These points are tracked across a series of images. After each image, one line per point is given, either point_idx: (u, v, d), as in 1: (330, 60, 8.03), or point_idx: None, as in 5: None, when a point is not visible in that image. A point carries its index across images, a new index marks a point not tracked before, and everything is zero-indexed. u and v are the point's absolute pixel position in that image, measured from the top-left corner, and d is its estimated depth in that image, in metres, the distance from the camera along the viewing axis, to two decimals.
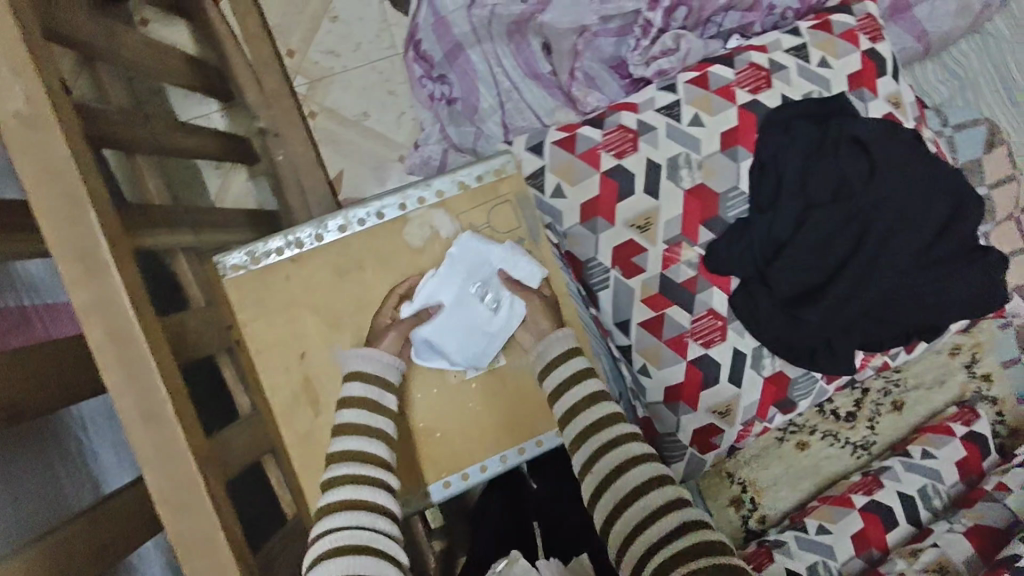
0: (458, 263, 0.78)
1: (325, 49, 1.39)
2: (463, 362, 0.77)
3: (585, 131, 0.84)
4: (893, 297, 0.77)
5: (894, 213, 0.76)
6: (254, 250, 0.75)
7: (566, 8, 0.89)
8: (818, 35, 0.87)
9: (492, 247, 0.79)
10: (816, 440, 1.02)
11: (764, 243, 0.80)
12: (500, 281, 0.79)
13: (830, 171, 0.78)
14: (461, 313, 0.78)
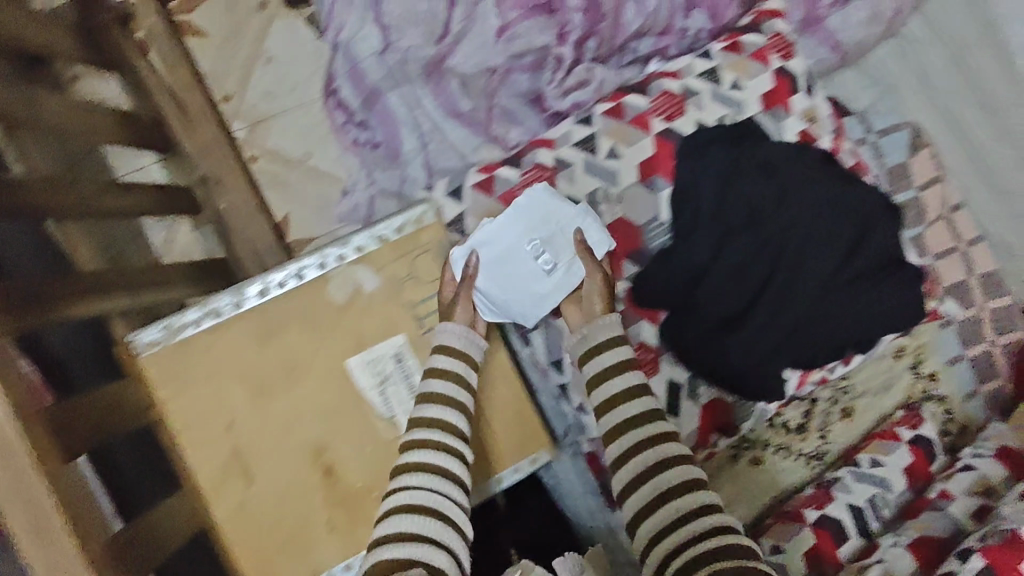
0: (523, 217, 0.80)
1: (260, 93, 1.37)
2: (513, 314, 0.81)
3: (502, 172, 0.84)
4: (813, 317, 0.78)
5: (808, 234, 0.77)
6: (170, 324, 0.73)
7: (475, 50, 0.87)
8: (730, 56, 0.88)
9: (563, 207, 0.80)
10: (769, 454, 1.01)
11: (685, 271, 0.79)
12: (565, 243, 0.81)
13: (741, 198, 0.78)
14: (518, 268, 0.81)
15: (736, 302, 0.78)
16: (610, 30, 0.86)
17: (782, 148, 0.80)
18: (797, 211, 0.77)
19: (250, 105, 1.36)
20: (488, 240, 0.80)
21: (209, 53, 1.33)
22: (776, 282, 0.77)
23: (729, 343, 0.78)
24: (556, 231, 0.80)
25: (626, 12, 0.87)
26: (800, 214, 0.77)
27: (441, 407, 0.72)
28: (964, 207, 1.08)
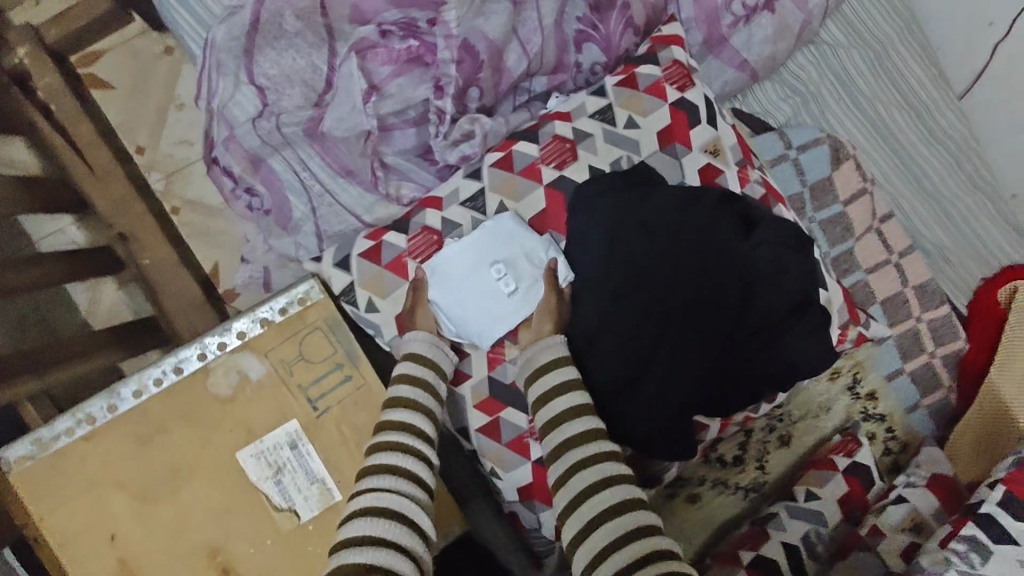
0: (486, 236, 0.77)
1: (175, 140, 1.33)
2: (469, 333, 0.77)
3: (389, 238, 0.80)
4: (712, 373, 0.75)
5: (697, 291, 0.74)
6: (41, 437, 0.70)
7: (342, 116, 0.83)
8: (623, 92, 0.84)
9: (526, 232, 0.77)
10: (706, 490, 0.97)
11: (575, 338, 0.77)
12: (524, 268, 0.77)
13: (626, 258, 0.75)
14: (477, 288, 0.77)
15: (631, 368, 0.75)
16: (491, 79, 0.83)
17: (666, 200, 0.76)
18: (687, 269, 0.74)
19: (166, 154, 1.32)
20: (452, 256, 0.77)
21: (117, 109, 1.31)
22: (672, 343, 0.74)
23: (629, 409, 0.76)
24: (518, 255, 0.77)
25: (508, 56, 0.83)
26: (687, 271, 0.74)
27: (411, 411, 0.70)
28: (893, 216, 1.04)
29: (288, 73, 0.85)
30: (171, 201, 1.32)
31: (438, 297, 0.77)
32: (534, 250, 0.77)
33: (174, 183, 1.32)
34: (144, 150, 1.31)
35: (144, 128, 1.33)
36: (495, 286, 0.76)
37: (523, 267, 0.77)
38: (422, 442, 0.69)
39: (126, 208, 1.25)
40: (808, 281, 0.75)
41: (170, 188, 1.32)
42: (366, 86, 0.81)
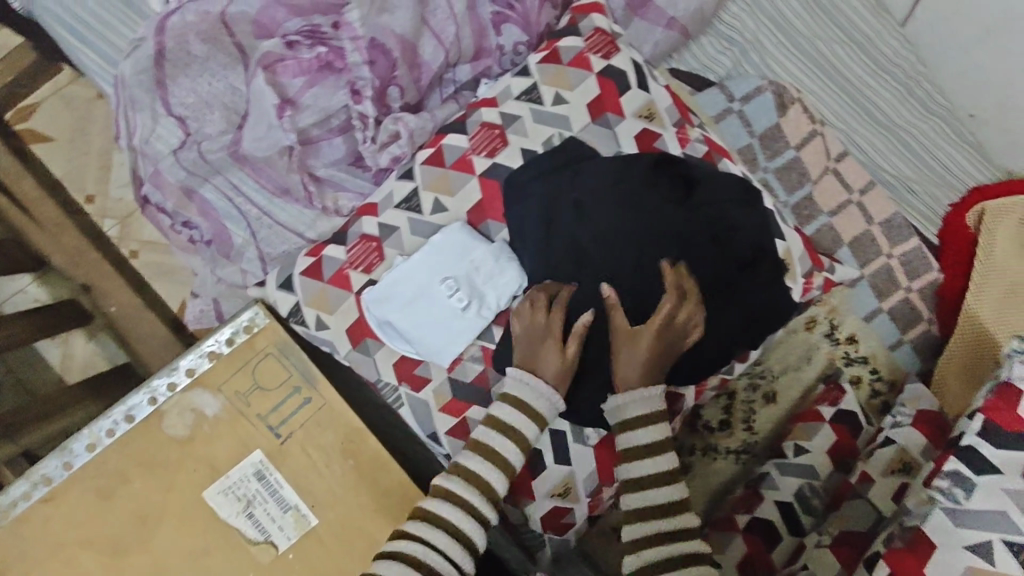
0: (436, 252, 0.72)
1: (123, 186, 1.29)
2: (426, 352, 0.73)
3: (329, 251, 0.78)
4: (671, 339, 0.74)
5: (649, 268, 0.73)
6: (1, 504, 0.69)
7: (261, 137, 0.81)
8: (547, 68, 0.81)
9: (477, 243, 0.73)
10: (696, 459, 0.96)
11: None
12: (477, 281, 0.73)
13: (565, 241, 0.74)
14: (430, 307, 0.72)
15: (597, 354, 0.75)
16: (408, 75, 0.80)
17: (601, 172, 0.75)
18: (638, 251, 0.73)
19: (117, 199, 1.29)
20: (402, 274, 0.72)
21: (60, 159, 1.28)
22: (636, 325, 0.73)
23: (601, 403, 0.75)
24: (470, 270, 0.72)
25: (421, 51, 0.81)
26: (636, 248, 0.73)
27: (468, 485, 0.68)
28: (849, 153, 1.02)
29: (205, 98, 0.84)
30: (129, 244, 1.28)
31: (389, 318, 0.73)
32: (486, 263, 0.73)
33: (128, 229, 1.29)
34: (93, 198, 1.27)
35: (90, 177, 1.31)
36: (448, 304, 0.72)
37: (475, 281, 0.73)
38: (472, 521, 0.66)
39: (82, 261, 1.26)
40: (756, 234, 0.77)
41: (125, 233, 1.29)
42: (279, 99, 0.79)
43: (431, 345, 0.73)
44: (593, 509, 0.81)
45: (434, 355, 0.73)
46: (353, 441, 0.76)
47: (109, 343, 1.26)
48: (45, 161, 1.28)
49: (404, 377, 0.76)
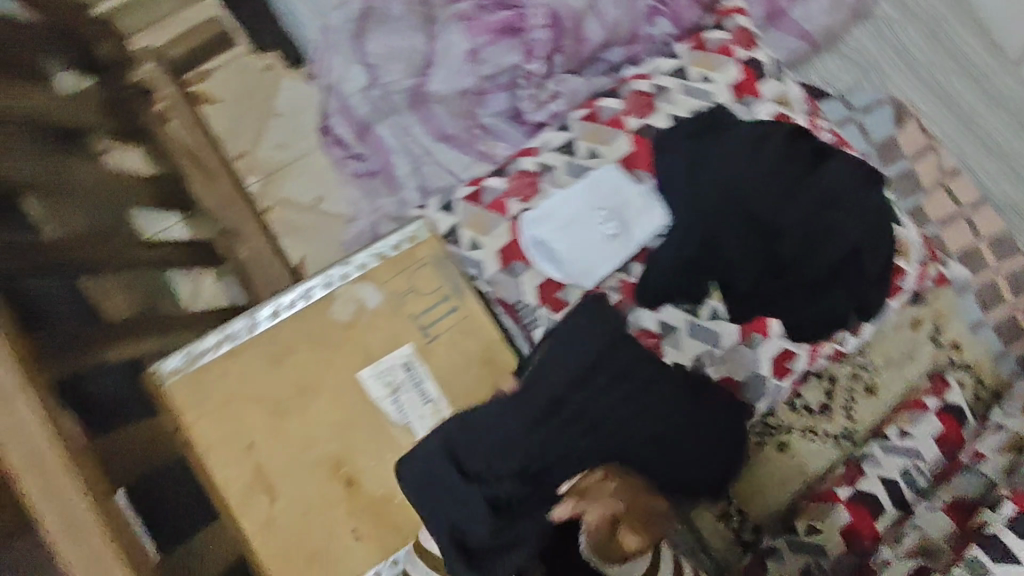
0: (592, 186, 0.83)
1: (272, 146, 1.51)
2: (571, 271, 0.82)
3: (488, 183, 0.87)
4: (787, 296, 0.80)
5: (781, 295, 0.80)
6: (189, 352, 0.79)
7: (448, 77, 0.93)
8: (696, 54, 0.90)
9: (628, 184, 0.83)
10: (795, 438, 0.99)
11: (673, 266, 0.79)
12: (627, 215, 0.82)
13: (711, 185, 0.78)
14: (582, 232, 0.82)
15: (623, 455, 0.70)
16: (573, 46, 0.92)
17: (732, 151, 0.79)
18: (772, 278, 0.79)
19: (264, 158, 1.50)
20: (559, 200, 0.83)
21: (224, 118, 1.50)
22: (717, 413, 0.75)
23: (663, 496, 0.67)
24: (621, 204, 0.82)
25: (587, 27, 0.93)
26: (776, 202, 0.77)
27: None
28: (961, 172, 1.07)
29: (396, 51, 0.96)
30: (266, 200, 1.49)
31: (544, 238, 0.83)
32: (635, 201, 0.82)
33: (269, 185, 1.49)
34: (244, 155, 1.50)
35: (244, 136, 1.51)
36: (599, 231, 0.81)
37: (624, 215, 0.82)
38: None
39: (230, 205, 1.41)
40: (878, 215, 0.80)
41: (265, 189, 1.50)
42: (468, 48, 0.92)
43: (577, 266, 0.82)
44: None
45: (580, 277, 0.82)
46: (491, 351, 0.83)
47: (232, 284, 1.44)
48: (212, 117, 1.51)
49: (543, 293, 0.84)
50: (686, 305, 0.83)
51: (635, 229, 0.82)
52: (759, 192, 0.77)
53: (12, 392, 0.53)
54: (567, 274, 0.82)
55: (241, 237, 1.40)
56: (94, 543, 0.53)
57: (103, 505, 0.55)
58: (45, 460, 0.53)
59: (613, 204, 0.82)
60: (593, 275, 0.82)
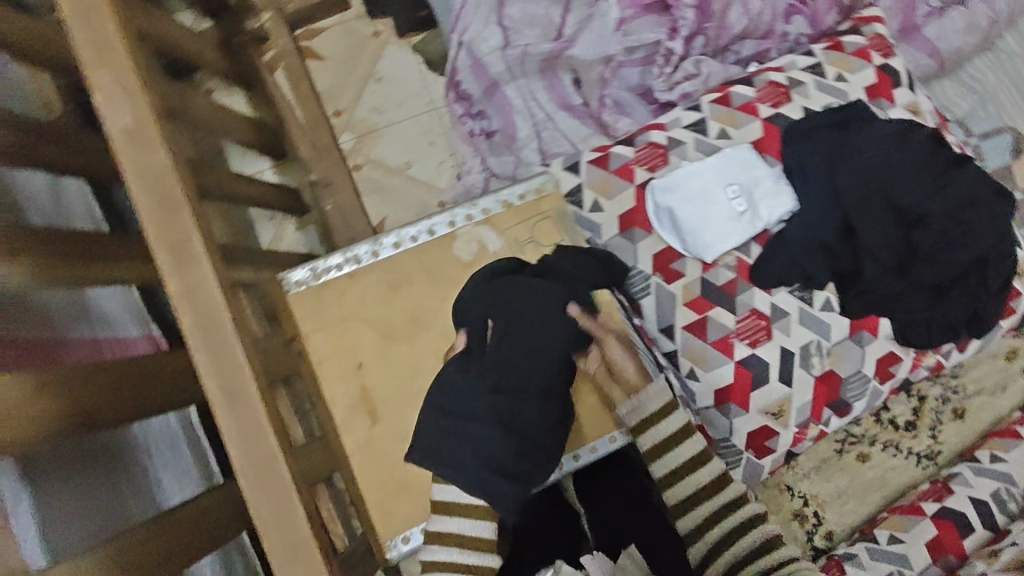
0: (725, 162, 0.84)
1: (371, 107, 1.46)
2: (696, 243, 0.83)
3: (616, 150, 0.89)
4: (913, 287, 0.81)
5: (906, 286, 0.81)
6: (315, 267, 0.82)
7: (593, 42, 0.95)
8: (832, 54, 0.92)
9: (760, 165, 0.84)
10: (877, 451, 0.98)
11: (806, 245, 0.82)
12: (757, 194, 0.83)
13: (857, 169, 0.81)
14: (712, 205, 0.83)
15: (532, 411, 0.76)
16: (715, 28, 0.94)
17: (882, 145, 0.81)
18: (901, 270, 0.80)
19: (361, 117, 1.45)
20: (690, 173, 0.84)
21: (327, 76, 1.46)
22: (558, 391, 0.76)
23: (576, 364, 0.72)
24: (752, 183, 0.83)
25: (730, 15, 0.94)
26: (915, 192, 0.79)
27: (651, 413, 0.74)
28: None
29: (533, 16, 0.97)
30: (356, 157, 1.44)
31: (672, 207, 0.84)
32: (766, 181, 0.83)
33: (362, 144, 1.44)
34: (342, 113, 1.44)
35: (343, 96, 1.46)
36: (728, 206, 0.83)
37: (754, 194, 0.83)
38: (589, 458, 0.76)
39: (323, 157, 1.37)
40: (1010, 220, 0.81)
41: (359, 147, 1.45)
42: (618, 16, 0.93)
43: (701, 240, 0.83)
44: (796, 442, 0.86)
45: (702, 249, 0.83)
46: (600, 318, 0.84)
47: (314, 236, 1.38)
48: (316, 75, 1.46)
49: (658, 262, 0.85)
50: (799, 291, 0.84)
51: (763, 209, 0.83)
52: (904, 186, 0.80)
53: (199, 253, 0.57)
54: (690, 247, 0.84)
55: (331, 186, 1.35)
56: (249, 407, 0.56)
57: (259, 375, 0.58)
58: (218, 321, 0.57)
59: (744, 183, 0.84)
60: (717, 248, 0.83)
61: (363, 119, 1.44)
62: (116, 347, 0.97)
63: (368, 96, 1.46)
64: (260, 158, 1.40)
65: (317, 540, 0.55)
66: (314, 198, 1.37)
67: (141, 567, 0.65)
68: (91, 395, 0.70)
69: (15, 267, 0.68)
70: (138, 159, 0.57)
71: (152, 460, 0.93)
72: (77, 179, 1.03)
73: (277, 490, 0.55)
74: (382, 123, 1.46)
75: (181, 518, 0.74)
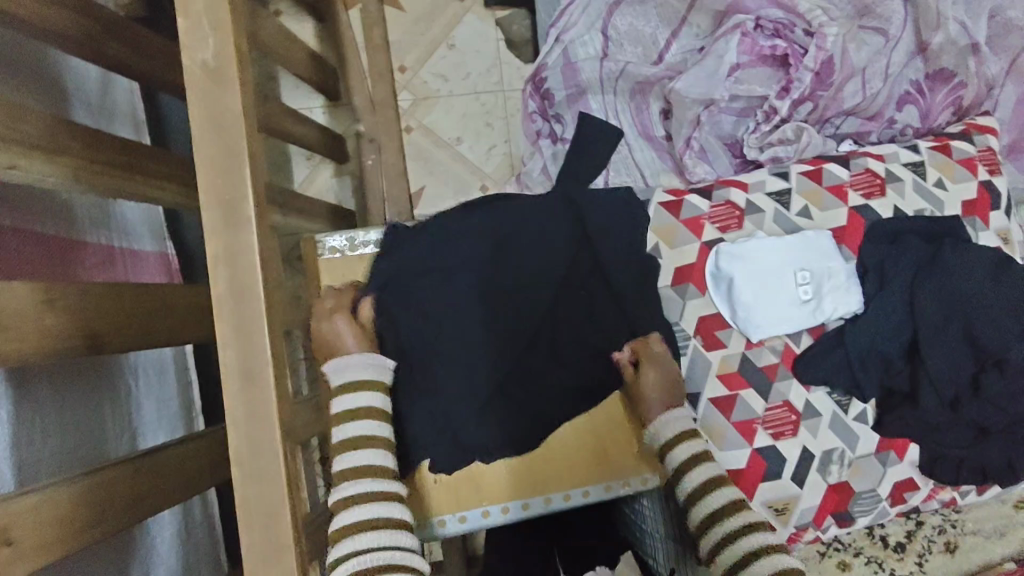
0: (801, 244, 0.81)
1: (435, 73, 1.36)
2: (750, 319, 0.80)
3: (691, 198, 0.84)
4: (958, 420, 0.77)
5: (952, 420, 0.77)
6: (354, 237, 0.80)
7: (698, 79, 0.90)
8: (937, 156, 0.87)
9: (836, 259, 0.81)
10: (859, 563, 0.93)
11: (864, 352, 0.79)
12: (826, 287, 0.80)
13: (943, 286, 0.76)
14: (778, 287, 0.80)
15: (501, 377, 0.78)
16: (827, 98, 0.89)
17: (977, 275, 0.76)
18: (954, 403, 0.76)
19: (423, 80, 1.35)
20: (762, 246, 0.81)
21: (400, 27, 1.35)
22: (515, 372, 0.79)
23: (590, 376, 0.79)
24: (824, 273, 0.80)
25: (846, 88, 0.89)
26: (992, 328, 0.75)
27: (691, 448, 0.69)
28: None
29: (637, 33, 0.95)
30: (409, 119, 1.35)
31: (735, 276, 0.80)
32: (837, 276, 0.80)
33: (417, 107, 1.35)
34: (406, 70, 1.35)
35: (412, 51, 1.36)
36: (793, 290, 0.80)
37: (822, 286, 0.80)
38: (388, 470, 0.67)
39: (376, 111, 1.27)
40: None
41: (413, 110, 1.35)
42: (732, 61, 0.89)
43: (754, 320, 0.80)
44: (790, 542, 0.82)
45: (751, 325, 0.80)
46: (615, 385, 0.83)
47: (347, 186, 1.32)
48: (388, 24, 1.36)
49: (702, 331, 0.82)
50: (837, 394, 0.81)
51: (829, 301, 0.80)
52: (987, 326, 0.74)
53: (249, 216, 0.53)
54: (742, 323, 0.81)
55: (376, 143, 1.27)
56: (262, 392, 0.52)
57: (278, 359, 0.54)
58: (251, 292, 0.53)
59: (817, 272, 0.80)
60: (768, 331, 0.80)
61: (424, 81, 1.34)
62: (126, 260, 0.93)
63: (435, 59, 1.36)
64: (312, 94, 1.32)
65: (297, 548, 0.52)
66: (357, 149, 1.29)
67: (112, 507, 0.64)
68: (101, 311, 0.67)
69: (56, 169, 0.64)
70: (214, 98, 0.53)
71: (137, 383, 0.90)
72: (130, 80, 0.98)
73: (268, 484, 0.52)
74: (443, 90, 1.36)
75: (161, 462, 0.72)
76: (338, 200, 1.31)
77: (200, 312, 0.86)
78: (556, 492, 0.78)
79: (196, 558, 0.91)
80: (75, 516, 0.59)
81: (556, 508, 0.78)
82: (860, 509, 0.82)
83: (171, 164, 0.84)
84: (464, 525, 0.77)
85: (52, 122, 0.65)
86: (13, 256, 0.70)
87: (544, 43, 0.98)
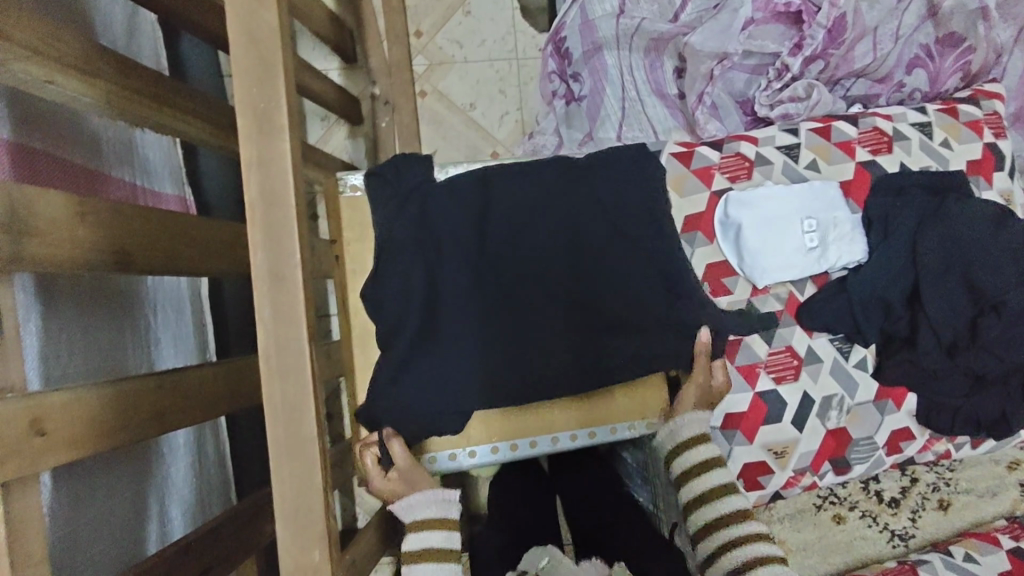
0: (809, 193, 0.83)
1: (451, 38, 1.37)
2: (756, 264, 0.82)
3: (702, 149, 0.86)
4: (956, 367, 0.79)
5: (949, 367, 0.79)
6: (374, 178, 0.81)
7: (713, 35, 0.92)
8: (944, 118, 0.89)
9: (842, 209, 0.83)
10: (854, 516, 0.96)
11: (867, 300, 0.81)
12: (832, 235, 0.82)
13: (945, 234, 0.78)
14: (786, 233, 0.82)
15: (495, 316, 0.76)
16: (839, 58, 0.91)
17: (978, 224, 0.78)
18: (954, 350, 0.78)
19: (438, 46, 1.37)
20: (771, 194, 0.83)
21: None
22: None
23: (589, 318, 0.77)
24: (830, 223, 0.82)
25: (857, 48, 0.91)
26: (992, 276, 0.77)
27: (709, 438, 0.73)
28: None
29: None
30: (424, 84, 1.37)
31: (743, 221, 0.82)
32: (842, 225, 0.83)
33: (432, 72, 1.37)
34: (422, 35, 1.37)
35: (429, 17, 1.38)
36: (799, 237, 0.82)
37: (828, 235, 0.82)
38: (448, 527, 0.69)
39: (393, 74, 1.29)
40: None
41: (428, 74, 1.37)
42: (747, 18, 0.91)
43: (761, 266, 0.82)
44: (787, 485, 0.85)
45: (758, 272, 0.82)
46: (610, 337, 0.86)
47: (361, 147, 1.33)
48: None
49: (709, 273, 0.84)
50: (839, 341, 0.84)
51: (834, 249, 0.82)
52: (986, 274, 0.76)
53: (282, 126, 0.56)
54: (748, 268, 0.83)
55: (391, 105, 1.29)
56: (289, 294, 0.55)
57: (305, 265, 0.56)
58: (282, 199, 0.55)
59: (823, 220, 0.82)
60: (773, 277, 0.82)
61: (440, 47, 1.36)
62: (148, 199, 0.95)
63: (451, 25, 1.37)
64: (329, 56, 1.34)
65: (320, 444, 0.54)
66: (372, 111, 1.31)
67: (138, 416, 0.66)
68: (130, 231, 0.69)
69: (91, 89, 0.67)
70: (249, 11, 0.55)
71: (155, 319, 0.93)
72: (152, 17, 0.99)
73: (293, 381, 0.54)
74: (459, 56, 1.38)
75: (184, 382, 0.74)
76: (352, 160, 1.33)
77: (221, 248, 0.89)
78: (562, 432, 0.80)
79: (208, 491, 0.94)
80: (105, 419, 0.62)
81: (562, 447, 0.81)
82: (857, 456, 0.85)
83: (197, 101, 0.85)
84: (472, 460, 0.79)
85: (89, 42, 0.67)
86: (43, 178, 0.72)
87: (563, 2, 1.00)
